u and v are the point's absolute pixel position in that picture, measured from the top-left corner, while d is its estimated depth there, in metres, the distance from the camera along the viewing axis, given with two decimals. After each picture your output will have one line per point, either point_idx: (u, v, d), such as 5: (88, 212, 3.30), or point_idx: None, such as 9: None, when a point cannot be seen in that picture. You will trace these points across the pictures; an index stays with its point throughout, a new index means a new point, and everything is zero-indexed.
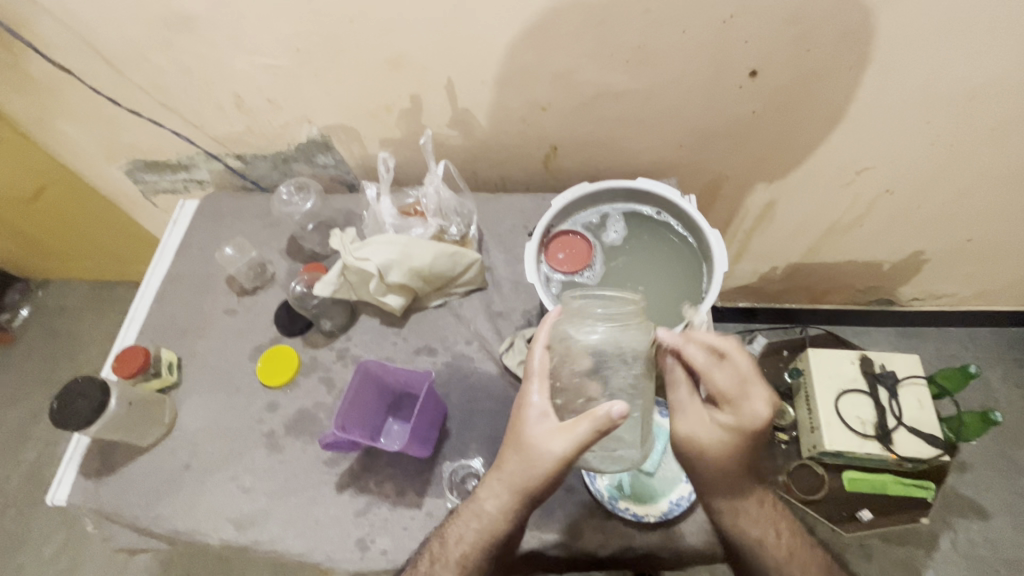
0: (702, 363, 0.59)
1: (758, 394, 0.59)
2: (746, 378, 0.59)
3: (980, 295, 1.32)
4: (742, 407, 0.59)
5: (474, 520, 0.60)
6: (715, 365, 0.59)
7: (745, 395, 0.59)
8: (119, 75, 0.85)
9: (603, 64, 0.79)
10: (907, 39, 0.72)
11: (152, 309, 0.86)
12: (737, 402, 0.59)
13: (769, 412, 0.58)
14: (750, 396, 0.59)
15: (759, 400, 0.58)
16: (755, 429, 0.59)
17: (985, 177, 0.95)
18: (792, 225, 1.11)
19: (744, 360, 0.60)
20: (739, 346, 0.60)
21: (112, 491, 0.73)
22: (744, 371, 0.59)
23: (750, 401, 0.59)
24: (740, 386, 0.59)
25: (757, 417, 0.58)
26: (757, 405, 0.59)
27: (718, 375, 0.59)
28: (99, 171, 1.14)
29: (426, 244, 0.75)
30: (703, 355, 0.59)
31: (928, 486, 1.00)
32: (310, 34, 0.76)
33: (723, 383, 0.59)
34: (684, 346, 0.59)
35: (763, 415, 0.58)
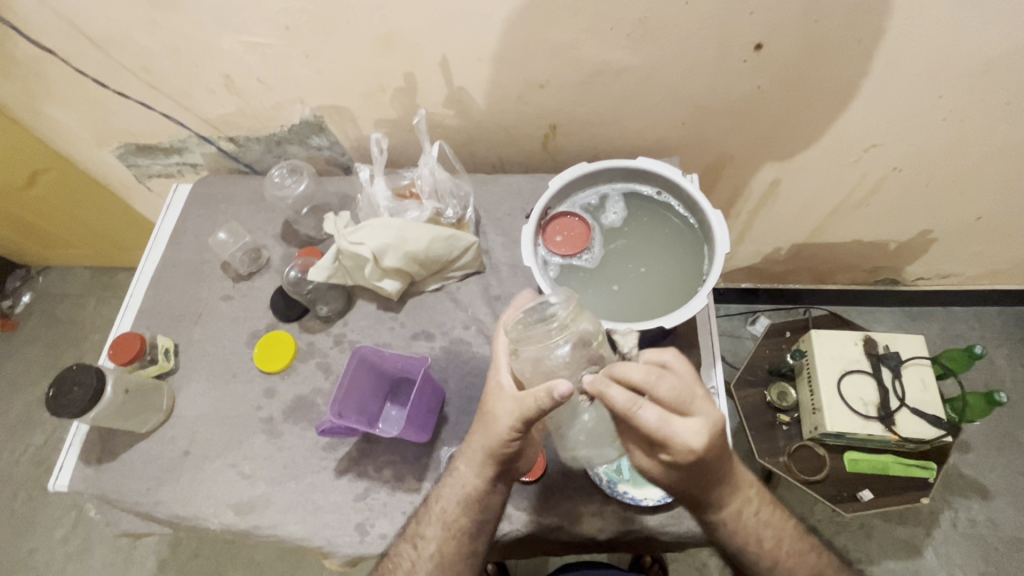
0: (624, 407, 0.52)
1: (692, 424, 0.53)
2: (676, 405, 0.53)
3: (988, 274, 1.31)
4: (672, 442, 0.53)
5: (455, 486, 0.62)
6: (639, 404, 0.51)
7: (671, 431, 0.52)
8: (105, 56, 0.83)
9: (602, 39, 0.76)
10: (921, 8, 0.69)
11: (147, 296, 0.85)
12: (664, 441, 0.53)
13: (702, 443, 0.53)
14: (676, 434, 0.52)
15: (689, 429, 0.53)
16: (691, 459, 0.54)
17: (997, 153, 0.92)
18: (796, 204, 1.09)
19: (673, 390, 0.53)
20: (664, 375, 0.53)
21: (113, 478, 0.73)
22: (671, 403, 0.53)
23: (678, 438, 0.53)
24: (668, 422, 0.52)
25: (690, 452, 0.53)
26: (691, 439, 0.53)
27: (643, 416, 0.52)
28: (91, 156, 1.12)
29: (422, 227, 0.73)
30: (627, 398, 0.52)
31: (930, 466, 0.99)
32: (299, 11, 0.73)
33: (651, 424, 0.52)
34: (607, 389, 0.52)
35: (697, 447, 0.53)
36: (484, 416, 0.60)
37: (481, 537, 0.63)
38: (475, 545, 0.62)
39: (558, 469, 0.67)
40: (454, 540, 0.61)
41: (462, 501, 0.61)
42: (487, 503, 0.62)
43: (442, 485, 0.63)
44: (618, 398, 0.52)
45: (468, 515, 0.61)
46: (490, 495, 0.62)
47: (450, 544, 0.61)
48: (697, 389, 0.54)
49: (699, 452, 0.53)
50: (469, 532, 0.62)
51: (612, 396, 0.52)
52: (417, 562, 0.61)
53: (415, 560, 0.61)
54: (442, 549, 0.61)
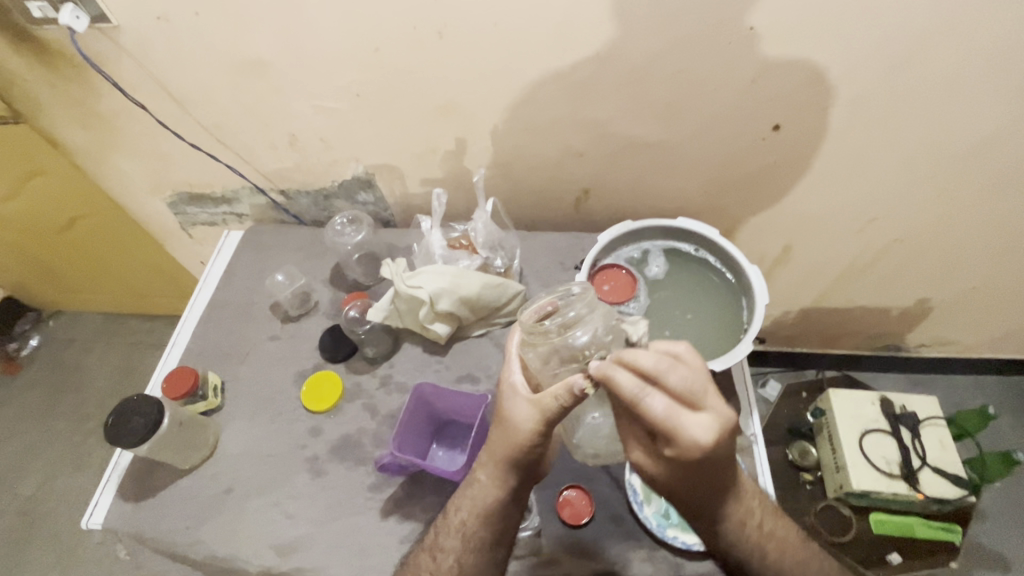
0: (632, 393, 0.52)
1: (703, 419, 0.52)
2: (688, 398, 0.53)
3: (984, 343, 1.37)
4: (679, 436, 0.52)
5: (472, 498, 0.62)
6: (647, 391, 0.52)
7: (680, 421, 0.52)
8: (184, 113, 0.90)
9: (638, 116, 0.86)
10: (915, 100, 0.80)
11: (195, 335, 0.87)
12: (672, 432, 0.52)
13: (709, 440, 0.51)
14: (686, 427, 0.52)
15: (698, 426, 0.52)
16: (697, 457, 0.53)
17: (986, 227, 1.02)
18: (806, 269, 1.16)
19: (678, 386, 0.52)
20: (677, 366, 0.52)
21: (150, 516, 0.72)
22: (681, 395, 0.52)
23: (684, 428, 0.52)
24: (676, 412, 0.52)
25: (695, 446, 0.52)
26: (698, 435, 0.52)
27: (651, 403, 0.52)
28: (139, 205, 1.17)
29: (474, 274, 0.78)
30: (633, 382, 0.52)
31: (955, 529, 1.00)
32: (371, 81, 0.83)
33: (658, 413, 0.52)
34: (613, 374, 0.52)
35: (705, 442, 0.52)
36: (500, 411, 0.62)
37: (503, 548, 0.62)
38: (496, 556, 0.62)
39: (607, 512, 0.68)
40: (473, 554, 0.61)
41: (473, 514, 0.62)
42: (506, 513, 0.62)
43: (460, 494, 0.63)
44: (624, 383, 0.52)
45: (487, 525, 0.61)
46: (509, 504, 0.62)
47: (470, 557, 0.61)
48: (709, 385, 0.54)
49: (706, 449, 0.52)
50: (489, 545, 0.61)
51: (618, 379, 0.52)
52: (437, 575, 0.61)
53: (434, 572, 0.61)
54: (461, 561, 0.61)
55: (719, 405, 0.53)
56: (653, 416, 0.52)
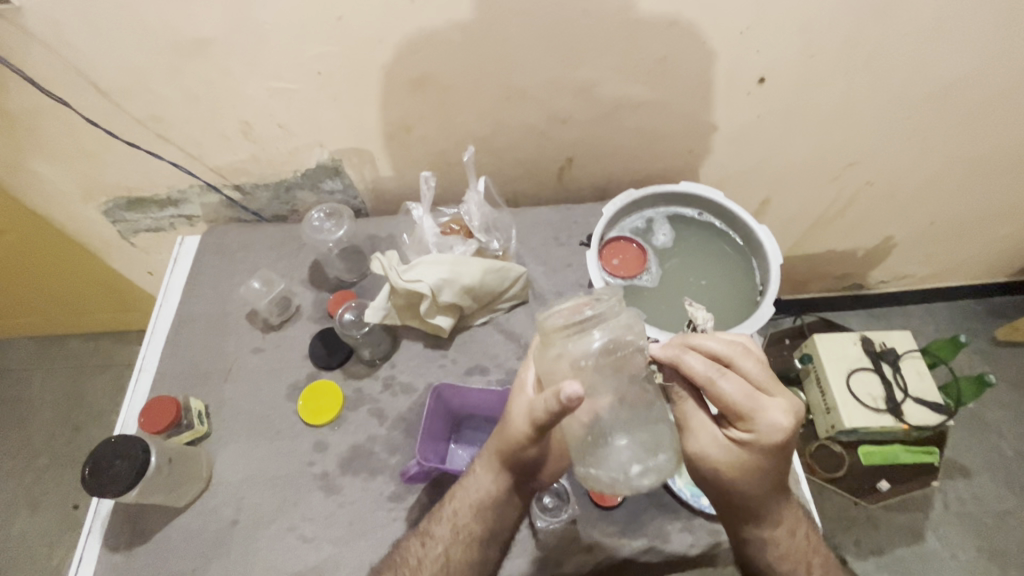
0: (706, 375, 0.55)
1: (777, 404, 0.56)
2: (761, 384, 0.56)
3: (937, 272, 1.46)
4: (755, 419, 0.55)
5: (470, 490, 0.62)
6: (723, 373, 0.55)
7: (758, 405, 0.55)
8: (113, 106, 0.78)
9: (625, 76, 0.82)
10: (896, 43, 0.80)
11: (164, 357, 0.78)
12: (751, 414, 0.55)
13: (789, 423, 0.55)
14: (764, 409, 0.55)
15: (776, 409, 0.55)
16: (774, 442, 0.55)
17: (949, 164, 1.06)
18: (783, 220, 1.18)
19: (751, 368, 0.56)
20: (747, 352, 0.57)
21: (149, 562, 0.65)
22: (755, 379, 0.56)
23: (764, 411, 0.55)
24: (754, 395, 0.55)
25: (777, 429, 0.54)
26: (777, 415, 0.55)
27: (725, 386, 0.55)
28: (68, 215, 1.03)
29: (474, 261, 0.73)
30: (708, 363, 0.55)
31: (933, 450, 1.07)
32: (335, 56, 0.74)
33: (733, 395, 0.55)
34: (683, 357, 0.55)
35: (784, 425, 0.55)
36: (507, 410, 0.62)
37: (491, 545, 0.61)
38: (485, 553, 0.61)
39: (638, 487, 0.67)
40: (463, 546, 0.60)
41: (466, 507, 0.61)
42: (500, 512, 0.61)
43: (456, 487, 0.63)
44: (696, 367, 0.55)
45: (475, 523, 0.60)
46: (505, 501, 0.61)
47: (459, 553, 0.60)
48: (775, 376, 0.58)
49: (785, 434, 0.55)
50: (479, 539, 0.60)
51: (690, 363, 0.55)
52: (422, 563, 0.59)
53: (421, 561, 0.59)
54: (450, 552, 0.60)
55: (791, 397, 0.57)
56: (730, 397, 0.55)
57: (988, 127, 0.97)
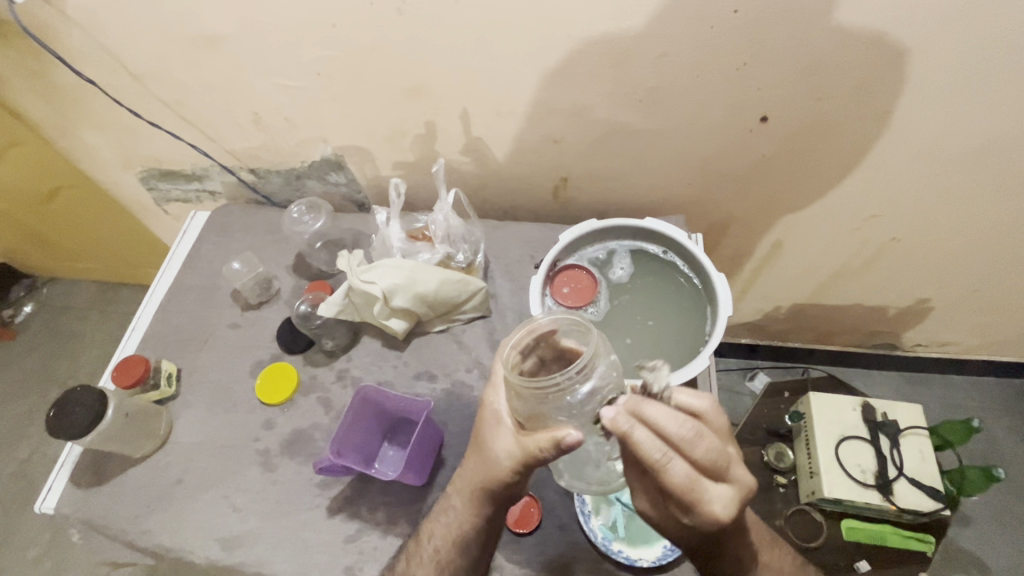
0: (649, 456, 0.48)
1: (720, 492, 0.50)
2: (710, 467, 0.50)
3: (985, 344, 1.31)
4: (695, 506, 0.50)
5: (448, 525, 0.61)
6: (668, 456, 0.48)
7: (704, 492, 0.50)
8: (142, 88, 0.87)
9: (617, 102, 0.80)
10: (917, 93, 0.73)
11: (156, 319, 0.86)
12: (693, 502, 0.50)
13: (729, 516, 0.50)
14: (708, 499, 0.50)
15: (717, 499, 0.50)
16: (711, 528, 0.51)
17: (992, 227, 0.95)
18: (799, 265, 1.11)
19: (702, 458, 0.49)
20: (701, 436, 0.49)
21: (102, 502, 0.72)
22: (705, 467, 0.49)
23: (707, 502, 0.50)
24: (700, 484, 0.49)
25: (714, 522, 0.50)
26: (718, 506, 0.50)
27: (668, 473, 0.49)
28: (113, 179, 1.15)
29: (433, 269, 0.76)
30: (658, 446, 0.48)
31: (928, 539, 0.98)
32: (332, 59, 0.78)
33: (676, 481, 0.49)
34: (630, 434, 0.48)
35: (723, 517, 0.50)
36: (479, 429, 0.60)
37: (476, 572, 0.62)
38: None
39: (555, 521, 0.66)
40: None
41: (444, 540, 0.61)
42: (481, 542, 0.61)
43: (434, 520, 0.62)
44: (641, 444, 0.48)
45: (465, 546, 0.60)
46: (482, 534, 0.60)
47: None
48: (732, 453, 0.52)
49: (723, 523, 0.50)
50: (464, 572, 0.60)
51: (636, 440, 0.48)
52: None
53: None
54: None
55: (743, 482, 0.51)
56: (674, 483, 0.49)
57: None
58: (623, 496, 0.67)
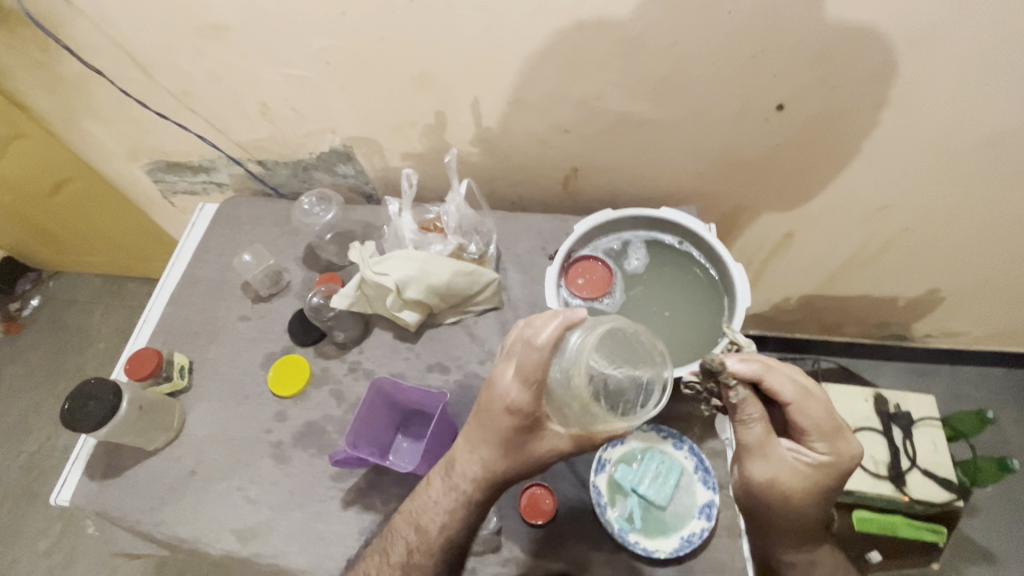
0: (793, 394, 0.55)
1: (843, 425, 0.58)
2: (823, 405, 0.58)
3: (996, 335, 1.30)
4: (807, 420, 0.55)
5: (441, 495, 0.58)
6: (809, 395, 0.56)
7: (842, 428, 0.57)
8: (148, 79, 0.86)
9: (629, 91, 0.79)
10: (936, 81, 0.72)
11: (166, 311, 0.86)
12: (834, 436, 0.56)
13: (858, 444, 0.58)
14: (818, 410, 0.55)
15: (849, 430, 0.57)
16: (848, 462, 0.57)
17: (1007, 217, 0.93)
18: (810, 256, 1.10)
19: (795, 373, 0.56)
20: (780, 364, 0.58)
21: (116, 494, 0.72)
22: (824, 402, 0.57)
23: (816, 414, 0.55)
24: (807, 397, 0.56)
25: (851, 452, 0.56)
26: (825, 415, 0.56)
27: (814, 406, 0.55)
28: (120, 171, 1.14)
29: (445, 261, 0.75)
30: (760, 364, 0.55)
31: (940, 530, 0.97)
32: (340, 48, 0.77)
33: (823, 418, 0.55)
34: (769, 375, 0.55)
35: (852, 446, 0.57)
36: (484, 415, 0.55)
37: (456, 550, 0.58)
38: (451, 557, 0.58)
39: (569, 512, 0.66)
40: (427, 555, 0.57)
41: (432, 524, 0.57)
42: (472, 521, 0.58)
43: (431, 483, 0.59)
44: (784, 385, 0.55)
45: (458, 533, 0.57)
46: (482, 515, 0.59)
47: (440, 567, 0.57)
48: None
49: (855, 453, 0.57)
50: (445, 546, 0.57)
51: (773, 381, 0.55)
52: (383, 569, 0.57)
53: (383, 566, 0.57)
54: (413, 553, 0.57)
55: None
56: (820, 420, 0.55)
57: None
58: (639, 487, 0.67)
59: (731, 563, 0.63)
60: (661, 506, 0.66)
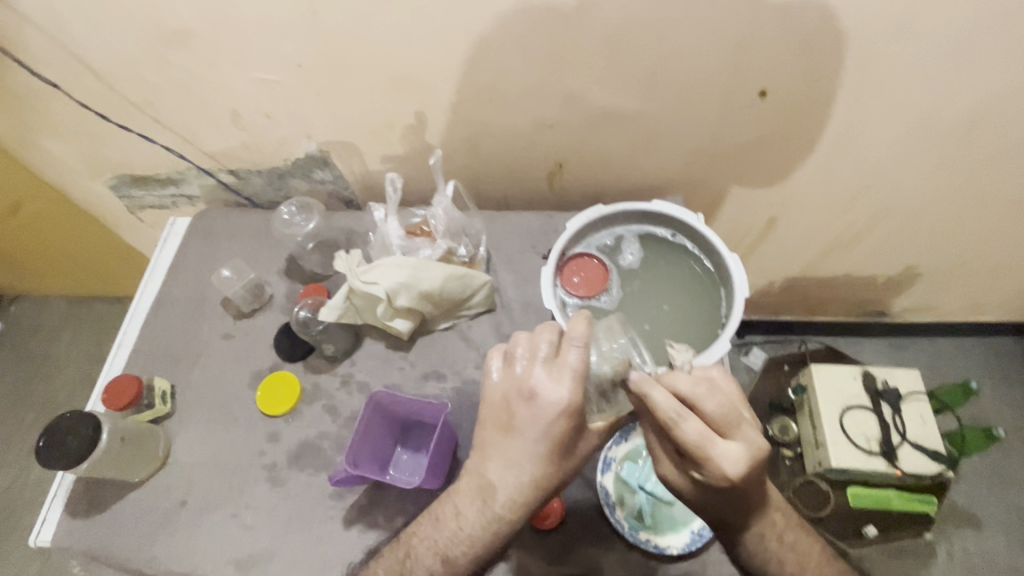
0: (668, 415, 0.52)
1: (732, 449, 0.53)
2: (720, 426, 0.53)
3: (970, 307, 1.34)
4: (710, 463, 0.52)
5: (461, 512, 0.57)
6: (683, 416, 0.52)
7: (711, 450, 0.52)
8: (109, 90, 0.81)
9: (613, 84, 0.78)
10: (914, 63, 0.72)
11: (143, 335, 0.82)
12: (701, 458, 0.52)
13: (739, 471, 0.52)
14: (717, 456, 0.52)
15: (726, 454, 0.52)
16: (722, 484, 0.53)
17: (982, 193, 0.96)
18: (793, 240, 1.11)
19: (714, 413, 0.53)
20: (712, 390, 0.54)
21: (102, 532, 0.68)
22: (715, 421, 0.53)
23: (717, 456, 0.52)
24: (711, 439, 0.52)
25: (722, 477, 0.52)
26: (727, 463, 0.52)
27: (687, 429, 0.52)
28: (81, 188, 1.08)
29: (436, 266, 0.73)
30: (673, 405, 0.52)
31: (931, 500, 1.01)
32: (313, 50, 0.73)
33: (692, 439, 0.52)
34: (651, 392, 0.52)
35: (731, 474, 0.52)
36: (521, 427, 0.54)
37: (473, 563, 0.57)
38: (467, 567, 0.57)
39: (578, 514, 0.66)
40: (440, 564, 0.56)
41: (457, 543, 0.56)
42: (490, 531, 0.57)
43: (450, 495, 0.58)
44: (662, 404, 0.52)
45: (462, 543, 0.55)
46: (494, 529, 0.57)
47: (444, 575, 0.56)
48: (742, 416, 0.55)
49: (733, 480, 0.52)
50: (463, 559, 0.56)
51: (656, 399, 0.52)
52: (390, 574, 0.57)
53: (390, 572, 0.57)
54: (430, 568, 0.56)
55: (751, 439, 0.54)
56: (686, 442, 0.52)
57: None
58: (646, 484, 0.67)
59: None
60: (669, 501, 0.67)
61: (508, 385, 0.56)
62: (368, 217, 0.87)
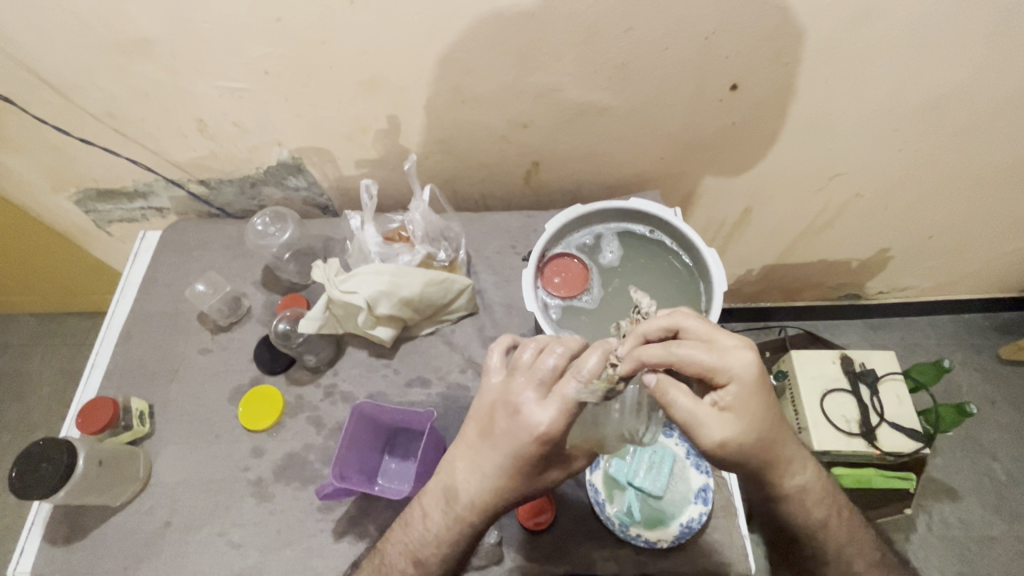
0: (662, 352, 0.52)
1: (733, 347, 0.53)
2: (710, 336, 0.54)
3: (940, 286, 1.38)
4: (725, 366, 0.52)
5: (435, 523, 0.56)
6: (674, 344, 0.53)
7: (717, 348, 0.53)
8: (67, 102, 0.78)
9: (586, 81, 0.77)
10: (877, 52, 0.74)
11: (117, 353, 0.80)
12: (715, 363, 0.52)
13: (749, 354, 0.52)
14: (727, 358, 0.52)
15: (734, 352, 0.52)
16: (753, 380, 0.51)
17: (947, 175, 0.98)
18: (769, 229, 1.13)
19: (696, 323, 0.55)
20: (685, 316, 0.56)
21: (83, 559, 0.67)
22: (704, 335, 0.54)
23: (727, 355, 0.52)
24: (710, 342, 0.53)
25: (745, 366, 0.51)
26: (737, 358, 0.52)
27: (686, 350, 0.52)
28: (44, 204, 1.05)
29: (416, 272, 0.73)
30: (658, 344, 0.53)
31: (910, 477, 1.04)
32: (279, 55, 0.72)
33: (696, 356, 0.52)
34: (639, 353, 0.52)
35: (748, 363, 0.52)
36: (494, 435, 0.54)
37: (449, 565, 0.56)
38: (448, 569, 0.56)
39: (569, 514, 0.66)
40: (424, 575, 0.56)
41: (432, 543, 0.56)
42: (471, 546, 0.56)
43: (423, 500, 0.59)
44: (650, 352, 0.52)
45: (453, 547, 0.55)
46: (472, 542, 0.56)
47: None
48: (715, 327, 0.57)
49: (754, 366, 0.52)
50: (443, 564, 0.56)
51: (645, 353, 0.52)
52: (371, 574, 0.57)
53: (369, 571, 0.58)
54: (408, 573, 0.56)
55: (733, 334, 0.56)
56: (695, 360, 0.52)
57: (991, 137, 0.89)
58: (635, 479, 0.68)
59: (731, 544, 0.65)
60: (658, 496, 0.67)
61: (501, 392, 0.55)
62: (345, 223, 0.86)
